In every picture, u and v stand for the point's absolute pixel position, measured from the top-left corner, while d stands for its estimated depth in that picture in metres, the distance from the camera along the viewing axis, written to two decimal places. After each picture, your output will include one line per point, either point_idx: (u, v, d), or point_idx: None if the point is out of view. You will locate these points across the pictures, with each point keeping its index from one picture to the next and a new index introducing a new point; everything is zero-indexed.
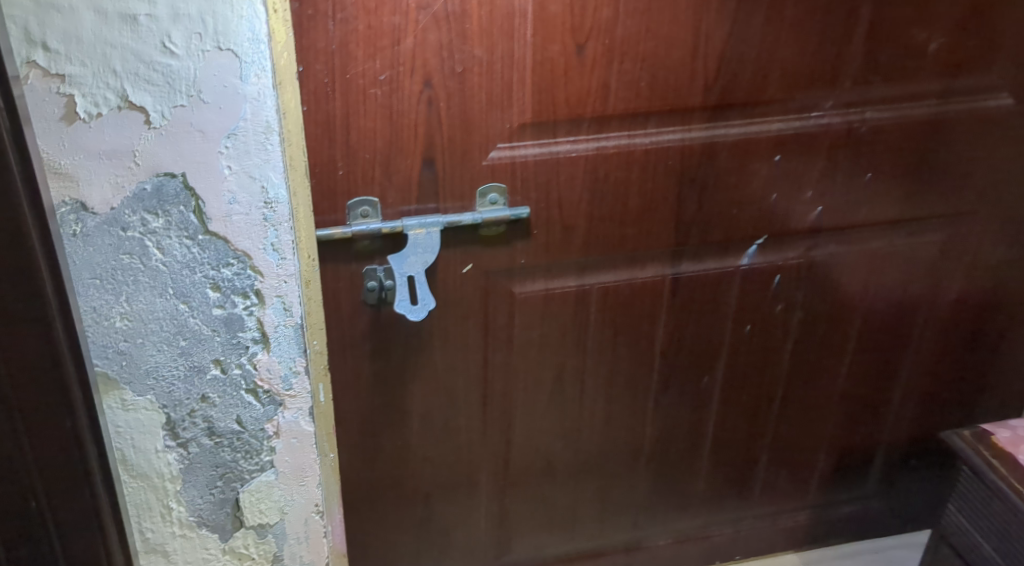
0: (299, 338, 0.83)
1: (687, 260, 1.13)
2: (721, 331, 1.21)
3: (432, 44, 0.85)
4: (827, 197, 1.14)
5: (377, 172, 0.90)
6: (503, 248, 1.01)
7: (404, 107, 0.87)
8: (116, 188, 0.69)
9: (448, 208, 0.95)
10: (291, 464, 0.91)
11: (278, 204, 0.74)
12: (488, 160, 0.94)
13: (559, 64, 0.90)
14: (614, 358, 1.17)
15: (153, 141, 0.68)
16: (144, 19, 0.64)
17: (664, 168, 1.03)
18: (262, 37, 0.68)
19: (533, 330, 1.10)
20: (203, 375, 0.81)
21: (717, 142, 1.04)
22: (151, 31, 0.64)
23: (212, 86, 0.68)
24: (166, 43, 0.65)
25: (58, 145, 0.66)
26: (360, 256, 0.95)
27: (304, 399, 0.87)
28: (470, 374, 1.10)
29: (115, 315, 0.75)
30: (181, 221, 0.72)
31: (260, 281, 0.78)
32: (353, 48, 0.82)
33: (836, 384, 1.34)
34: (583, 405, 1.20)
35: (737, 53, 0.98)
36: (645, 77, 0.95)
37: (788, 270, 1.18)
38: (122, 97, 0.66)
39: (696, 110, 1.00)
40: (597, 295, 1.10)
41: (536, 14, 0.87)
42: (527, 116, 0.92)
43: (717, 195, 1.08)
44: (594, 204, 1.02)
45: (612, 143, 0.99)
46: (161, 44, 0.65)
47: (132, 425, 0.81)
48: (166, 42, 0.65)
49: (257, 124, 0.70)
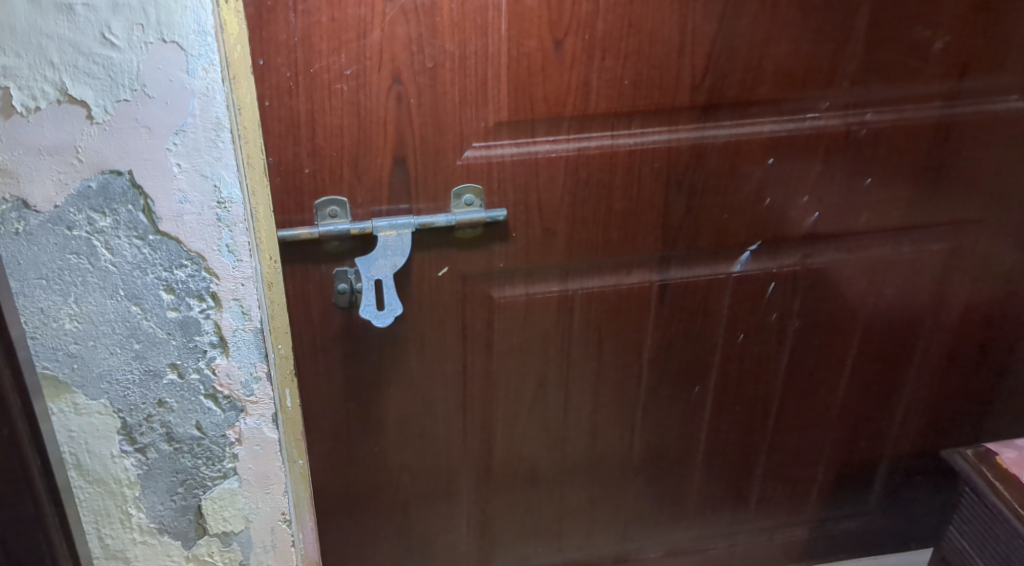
0: (259, 343, 0.80)
1: (675, 266, 1.08)
2: (712, 340, 1.17)
3: (400, 38, 0.81)
4: (824, 202, 1.09)
5: (345, 171, 0.87)
6: (480, 250, 0.98)
7: (373, 104, 0.84)
8: (59, 185, 0.67)
9: (421, 209, 0.92)
10: (254, 472, 0.87)
11: (232, 203, 0.71)
12: (462, 159, 0.90)
13: (536, 60, 0.87)
14: (600, 366, 1.13)
15: (96, 137, 0.66)
16: (82, 9, 0.62)
17: (650, 170, 0.99)
18: (208, 29, 0.65)
19: (514, 335, 1.06)
20: (159, 379, 0.78)
21: (706, 144, 0.99)
22: (89, 22, 0.62)
23: (157, 81, 0.65)
24: (106, 35, 0.63)
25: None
26: (329, 258, 0.92)
27: (267, 405, 0.84)
28: (449, 380, 1.07)
29: (63, 317, 0.72)
30: (130, 220, 0.70)
31: (215, 283, 0.75)
32: (316, 42, 0.79)
33: (833, 397, 1.29)
34: (569, 414, 1.16)
35: (725, 50, 0.93)
36: (628, 74, 0.91)
37: (783, 277, 1.14)
38: (61, 91, 0.64)
39: (683, 110, 0.96)
40: (581, 301, 1.06)
41: (511, 8, 0.83)
42: (503, 113, 0.89)
43: (706, 199, 1.03)
44: (576, 207, 0.98)
45: (594, 143, 0.95)
46: (100, 35, 0.63)
47: (85, 429, 0.78)
48: (106, 33, 0.63)
49: (207, 120, 0.67)
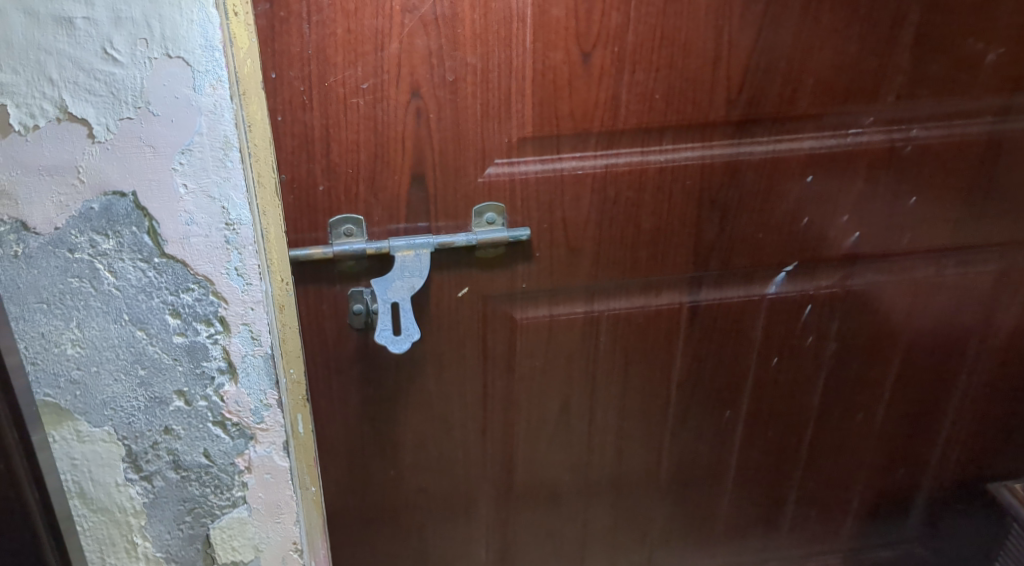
0: (270, 368, 0.76)
1: (707, 287, 1.03)
2: (744, 363, 1.12)
3: (420, 50, 0.77)
4: (866, 221, 1.03)
5: (361, 188, 0.83)
6: (502, 270, 0.94)
7: (391, 118, 0.80)
8: (59, 207, 0.64)
9: (440, 227, 0.87)
10: (265, 501, 0.82)
11: (241, 225, 0.68)
12: (484, 176, 0.86)
13: (562, 73, 0.82)
14: (627, 388, 1.08)
15: (98, 156, 0.63)
16: (81, 22, 0.59)
17: (681, 189, 0.94)
18: (216, 43, 0.61)
19: (536, 357, 1.02)
20: (165, 406, 0.75)
21: (741, 161, 0.94)
22: (90, 36, 0.59)
23: (161, 98, 0.62)
24: (108, 49, 0.60)
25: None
26: (344, 277, 0.88)
27: (278, 433, 0.80)
28: (468, 403, 1.03)
29: (65, 342, 0.69)
30: (134, 243, 0.66)
31: (224, 308, 0.72)
32: (331, 54, 0.76)
33: (871, 423, 1.23)
34: (593, 437, 1.11)
35: (764, 62, 0.88)
36: (660, 88, 0.86)
37: (820, 299, 1.08)
38: (60, 108, 0.61)
39: (717, 125, 0.91)
40: (607, 323, 1.02)
41: (537, 19, 0.79)
42: (527, 129, 0.84)
43: (740, 218, 0.98)
44: (603, 225, 0.94)
45: (623, 159, 0.90)
46: (101, 50, 0.60)
47: (89, 457, 0.75)
48: (107, 47, 0.60)
49: (214, 139, 0.64)
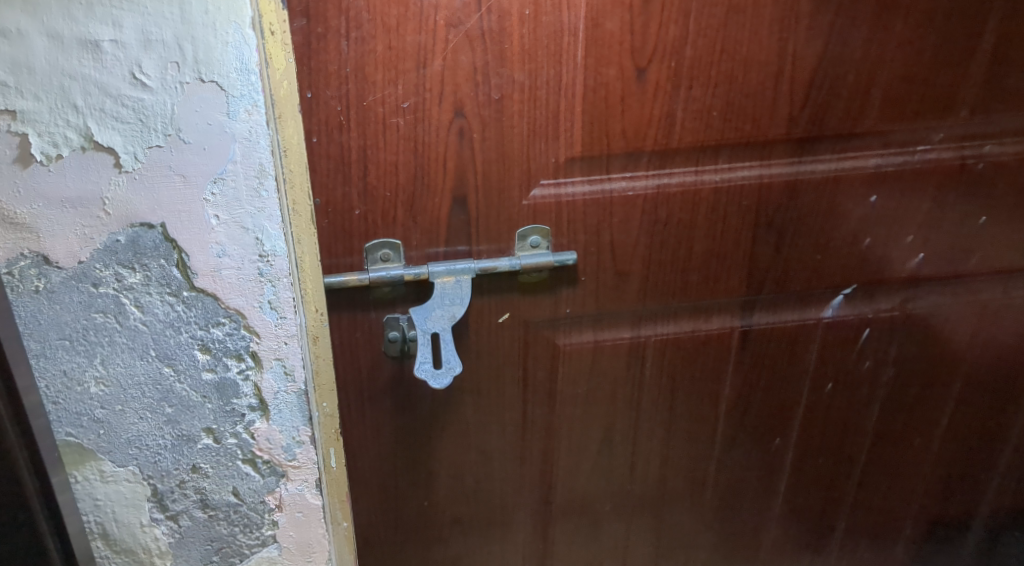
0: (303, 405, 0.72)
1: (759, 311, 0.97)
2: (797, 390, 1.05)
3: (464, 67, 0.72)
4: (932, 243, 0.97)
5: (399, 212, 0.78)
6: (545, 295, 0.89)
7: (431, 139, 0.75)
8: (83, 240, 0.59)
9: (481, 251, 0.82)
10: (296, 540, 0.78)
11: (275, 257, 0.63)
12: (530, 199, 0.81)
13: (615, 89, 0.77)
14: (673, 415, 1.03)
15: (125, 187, 0.58)
16: (109, 46, 0.55)
17: (736, 210, 0.88)
18: (252, 66, 0.57)
19: (579, 385, 0.97)
20: (193, 444, 0.71)
21: (801, 180, 0.88)
22: (118, 60, 0.55)
23: (193, 124, 0.57)
24: (137, 74, 0.56)
25: (12, 192, 0.57)
26: (379, 304, 0.84)
27: (310, 470, 0.75)
28: (507, 432, 0.97)
29: (89, 380, 0.65)
30: (162, 276, 0.62)
31: (256, 343, 0.68)
32: (370, 72, 0.71)
33: (929, 454, 1.15)
34: (636, 466, 1.05)
35: (830, 76, 0.82)
36: (718, 104, 0.81)
37: (880, 323, 1.02)
38: (86, 137, 0.57)
39: (777, 143, 0.85)
40: (653, 349, 0.96)
41: (590, 33, 0.74)
42: (576, 148, 0.79)
43: (799, 240, 0.92)
44: (653, 248, 0.88)
45: (676, 179, 0.84)
46: (130, 74, 0.55)
47: (112, 498, 0.71)
48: (136, 72, 0.55)
49: (249, 167, 0.60)
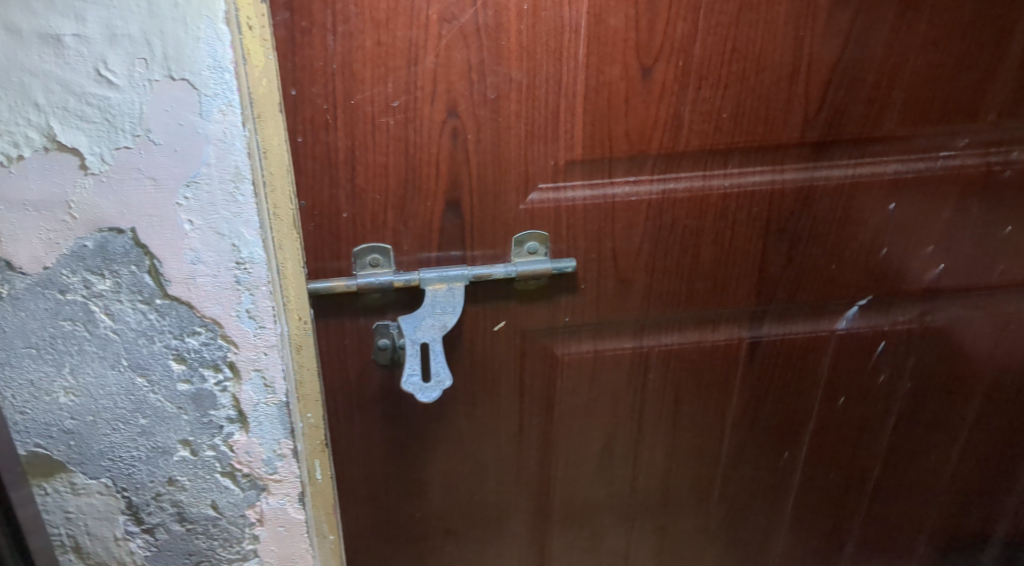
0: (285, 417, 0.68)
1: (769, 322, 0.93)
2: (807, 404, 1.01)
3: (458, 64, 0.68)
4: (953, 253, 0.92)
5: (389, 215, 0.74)
6: (543, 303, 0.85)
7: (423, 140, 0.71)
8: (48, 245, 0.56)
9: (476, 258, 0.78)
10: (278, 555, 0.75)
11: (253, 264, 0.60)
12: (527, 203, 0.77)
13: (618, 89, 0.73)
14: (677, 428, 0.99)
15: (91, 189, 0.55)
16: (71, 40, 0.51)
17: (746, 217, 0.84)
18: (226, 64, 0.53)
19: (579, 395, 0.93)
20: (168, 456, 0.67)
21: (816, 186, 0.83)
22: (81, 56, 0.52)
23: (164, 125, 0.54)
24: (102, 71, 0.52)
25: None
26: (369, 310, 0.80)
27: (293, 484, 0.72)
28: (503, 443, 0.94)
29: (57, 391, 0.62)
30: (132, 283, 0.59)
31: (233, 353, 0.64)
32: (358, 69, 0.67)
33: (945, 471, 1.10)
34: (637, 479, 1.02)
35: (848, 78, 0.78)
36: (729, 106, 0.76)
37: (896, 336, 0.97)
38: (49, 137, 0.53)
39: (791, 147, 0.81)
40: (657, 359, 0.92)
41: (592, 29, 0.70)
42: (576, 150, 0.75)
43: (812, 249, 0.88)
44: (657, 256, 0.84)
45: (683, 184, 0.80)
46: (95, 71, 0.52)
47: (85, 510, 0.68)
48: (102, 68, 0.52)
49: (224, 170, 0.56)
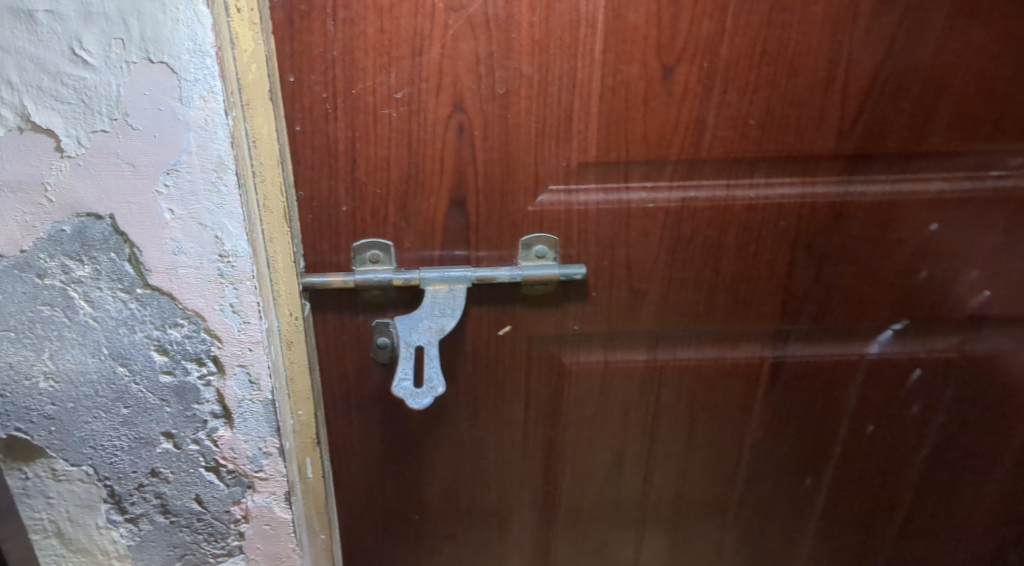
0: (271, 415, 0.66)
1: (794, 342, 0.87)
2: (830, 432, 0.93)
3: (465, 57, 0.65)
4: (1001, 279, 0.85)
5: (391, 211, 0.71)
6: (551, 309, 0.81)
7: (427, 134, 0.68)
8: (24, 228, 0.55)
9: (480, 258, 0.75)
10: (264, 552, 0.73)
11: (237, 257, 0.58)
12: (536, 204, 0.73)
13: (636, 90, 0.69)
14: (691, 448, 0.93)
15: (68, 172, 0.54)
16: (44, 17, 0.51)
17: (772, 230, 0.78)
18: (207, 48, 0.52)
19: (588, 405, 0.89)
20: (152, 448, 0.66)
21: (850, 202, 0.78)
22: (55, 33, 0.51)
23: (142, 109, 0.53)
24: (77, 50, 0.51)
25: None
26: (368, 307, 0.78)
27: (279, 482, 0.70)
28: (506, 449, 0.90)
29: (37, 375, 0.60)
30: (112, 271, 0.57)
31: (217, 347, 0.62)
32: (360, 57, 0.64)
33: (990, 519, 1.00)
34: (647, 497, 0.96)
35: (890, 87, 0.72)
36: (756, 111, 0.72)
37: (933, 364, 0.89)
38: (23, 117, 0.52)
39: (824, 159, 0.75)
40: (672, 374, 0.87)
41: (610, 24, 0.66)
42: (590, 152, 0.71)
43: (845, 268, 0.81)
44: (674, 266, 0.79)
45: (705, 193, 0.75)
46: (69, 50, 0.51)
47: (66, 497, 0.66)
48: (76, 47, 0.51)
49: (206, 159, 0.54)
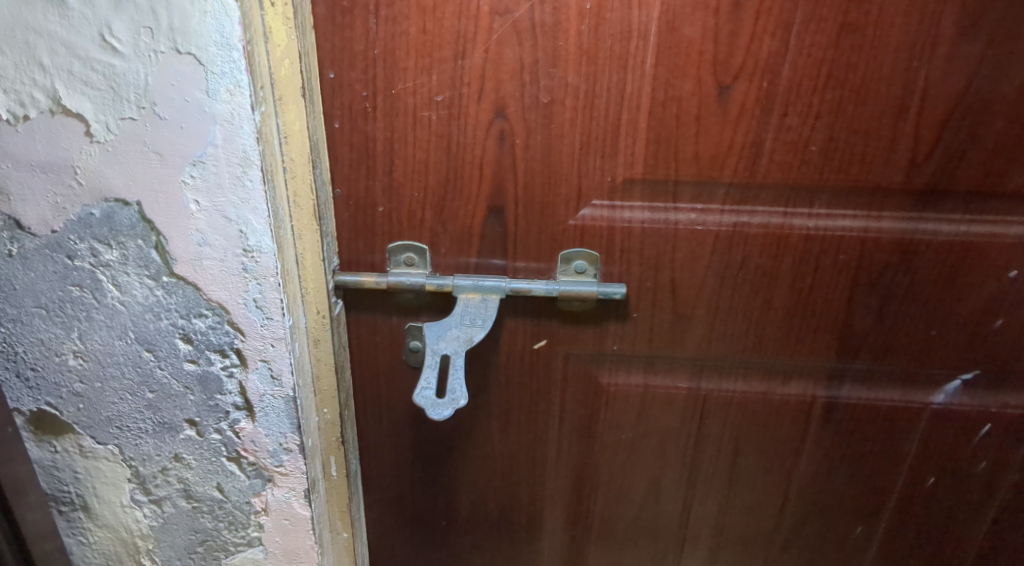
0: (292, 413, 0.66)
1: (851, 384, 0.80)
2: (887, 483, 0.86)
3: (509, 63, 0.64)
4: None
5: (427, 214, 0.70)
6: (590, 327, 0.78)
7: (468, 139, 0.66)
8: (56, 208, 0.57)
9: (517, 269, 0.73)
10: (283, 547, 0.72)
11: (261, 253, 0.58)
12: (578, 218, 0.70)
13: (688, 107, 0.66)
14: (733, 487, 0.87)
15: (97, 157, 0.56)
16: (76, 3, 0.52)
17: (831, 264, 0.73)
18: (234, 42, 0.52)
19: (624, 430, 0.84)
20: (175, 433, 0.66)
21: (919, 240, 0.72)
22: (86, 19, 0.52)
23: (169, 99, 0.54)
24: (107, 37, 0.53)
25: None
26: (401, 310, 0.77)
27: (299, 479, 0.69)
28: (536, 466, 0.87)
29: (67, 353, 0.62)
30: (139, 257, 0.59)
31: (240, 340, 0.62)
32: (402, 57, 0.63)
33: None
34: (686, 531, 0.90)
35: (970, 119, 0.66)
36: (817, 137, 0.67)
37: (1005, 421, 0.81)
38: (53, 99, 0.55)
39: (892, 192, 0.70)
40: (715, 406, 0.82)
41: (663, 37, 0.63)
42: (637, 168, 0.68)
43: (909, 310, 0.75)
44: (723, 294, 0.75)
45: (759, 220, 0.71)
46: (100, 36, 0.53)
47: (92, 473, 0.67)
48: (106, 34, 0.53)
49: (231, 153, 0.55)
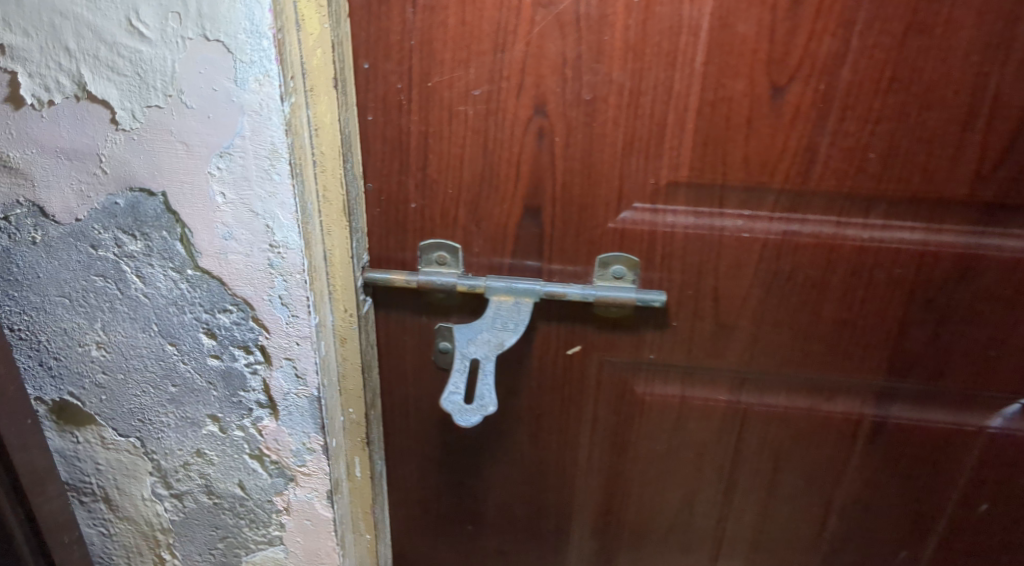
0: (316, 413, 0.64)
1: (902, 405, 0.76)
2: (936, 509, 0.81)
3: (551, 57, 0.61)
4: None
5: (461, 212, 0.67)
6: (627, 334, 0.75)
7: (505, 136, 0.64)
8: (80, 196, 0.56)
9: (553, 271, 0.70)
10: (303, 547, 0.71)
11: (287, 249, 0.56)
12: (618, 221, 0.67)
13: (739, 108, 0.62)
14: (772, 505, 0.83)
15: (123, 145, 0.54)
16: None
17: (886, 277, 0.69)
18: (264, 29, 0.50)
19: (658, 441, 0.81)
20: (197, 429, 0.65)
21: (983, 256, 0.67)
22: (114, 4, 0.51)
23: (197, 88, 0.52)
24: (134, 22, 0.51)
25: (6, 133, 0.55)
26: (431, 310, 0.74)
27: (322, 480, 0.67)
28: (566, 474, 0.84)
29: (90, 343, 0.61)
30: (163, 249, 0.57)
31: (265, 337, 0.60)
32: (439, 48, 0.61)
33: None
34: (720, 548, 0.87)
35: None
36: (876, 143, 0.63)
37: None
38: (79, 85, 0.53)
39: (955, 204, 0.65)
40: (755, 421, 0.78)
41: (715, 33, 0.60)
42: (682, 170, 0.65)
43: (968, 329, 0.71)
44: (768, 305, 0.71)
45: (809, 229, 0.67)
46: (126, 20, 0.51)
47: (113, 465, 0.67)
48: (133, 18, 0.51)
49: (259, 144, 0.53)
